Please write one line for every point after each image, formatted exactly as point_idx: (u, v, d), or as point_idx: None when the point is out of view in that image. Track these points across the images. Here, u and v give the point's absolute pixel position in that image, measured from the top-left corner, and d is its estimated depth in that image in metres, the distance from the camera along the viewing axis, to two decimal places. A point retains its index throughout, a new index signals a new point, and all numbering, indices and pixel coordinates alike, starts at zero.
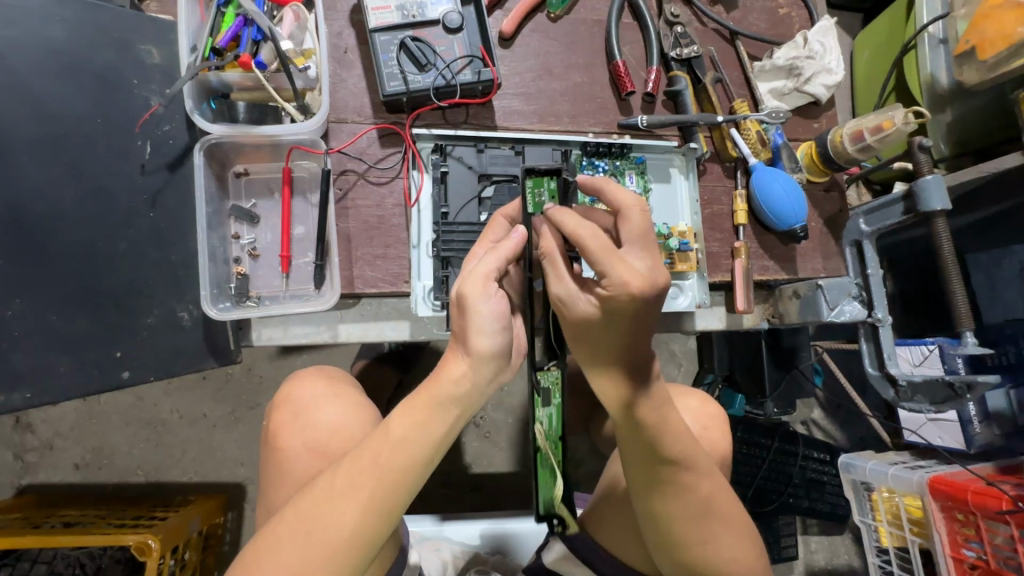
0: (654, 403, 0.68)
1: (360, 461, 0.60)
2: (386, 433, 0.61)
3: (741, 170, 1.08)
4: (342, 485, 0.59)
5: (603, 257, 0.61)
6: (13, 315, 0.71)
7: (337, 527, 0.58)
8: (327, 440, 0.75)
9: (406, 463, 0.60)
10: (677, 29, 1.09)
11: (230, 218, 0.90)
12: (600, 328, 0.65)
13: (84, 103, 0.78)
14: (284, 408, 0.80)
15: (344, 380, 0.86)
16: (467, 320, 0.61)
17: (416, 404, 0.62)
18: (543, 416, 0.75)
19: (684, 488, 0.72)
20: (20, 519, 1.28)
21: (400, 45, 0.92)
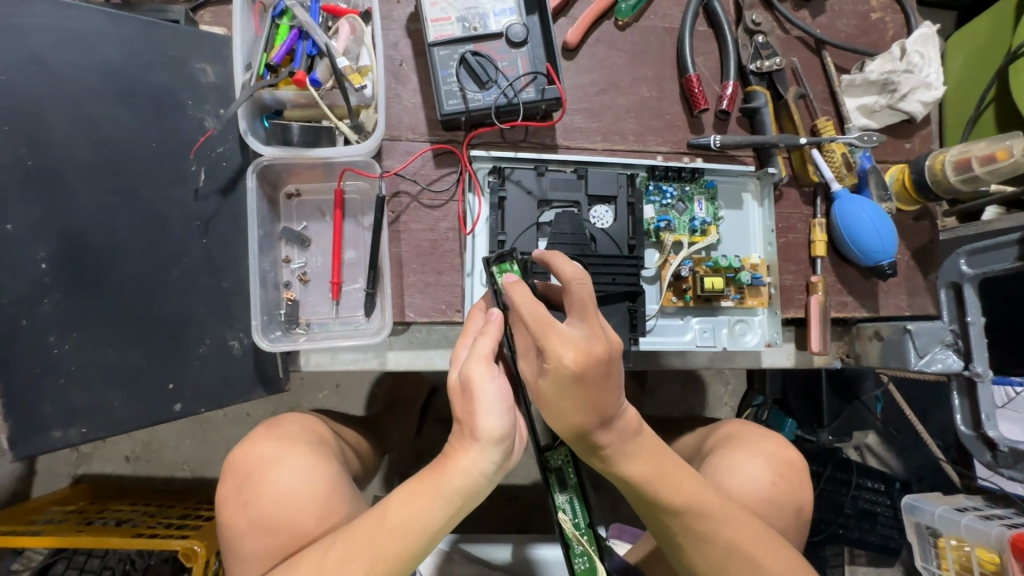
0: (637, 457, 0.66)
1: (351, 541, 0.59)
2: (383, 517, 0.60)
3: (821, 197, 1.00)
4: (332, 567, 0.57)
5: (538, 331, 0.60)
6: (69, 350, 0.71)
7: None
8: (280, 504, 0.70)
9: (402, 546, 0.59)
10: (758, 39, 0.99)
11: (281, 241, 0.87)
12: (563, 403, 0.61)
13: (139, 127, 0.76)
14: (230, 477, 0.75)
15: (303, 432, 0.81)
16: (471, 410, 0.61)
17: (419, 487, 0.62)
18: (564, 502, 0.85)
19: (704, 543, 0.66)
20: (77, 513, 1.34)
21: (460, 60, 0.87)
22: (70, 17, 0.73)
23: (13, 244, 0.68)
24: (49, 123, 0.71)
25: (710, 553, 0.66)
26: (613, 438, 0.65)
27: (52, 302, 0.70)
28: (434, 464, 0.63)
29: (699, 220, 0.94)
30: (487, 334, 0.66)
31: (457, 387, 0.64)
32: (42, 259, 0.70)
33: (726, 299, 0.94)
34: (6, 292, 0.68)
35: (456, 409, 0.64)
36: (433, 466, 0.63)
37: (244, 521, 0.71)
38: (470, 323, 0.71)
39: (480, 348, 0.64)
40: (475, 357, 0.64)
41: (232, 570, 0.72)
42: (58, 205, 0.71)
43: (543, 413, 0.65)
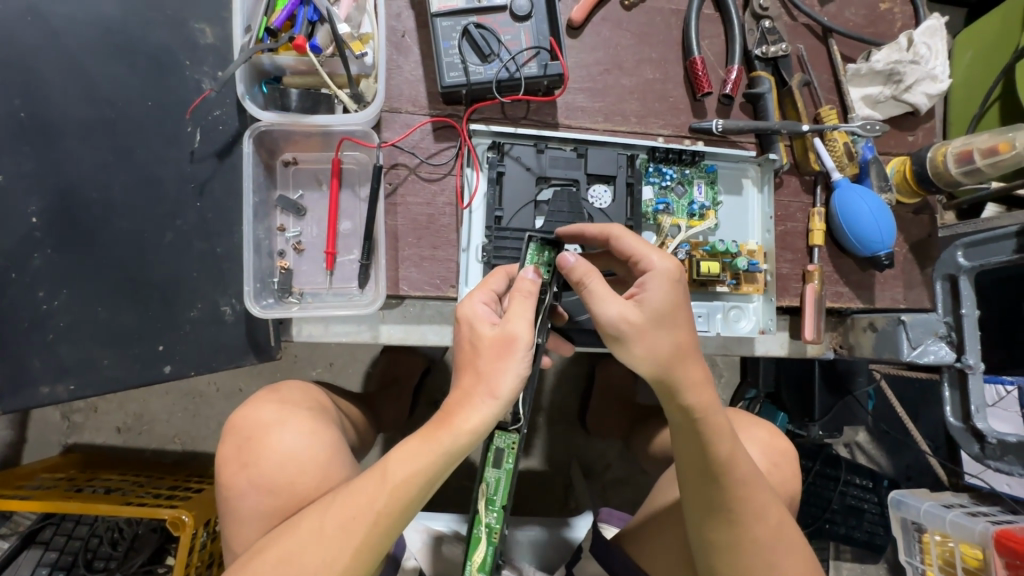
0: (723, 432, 0.67)
1: (353, 501, 0.59)
2: (385, 474, 0.60)
3: (821, 186, 0.99)
4: (335, 527, 0.58)
5: (638, 247, 0.71)
6: (59, 306, 0.71)
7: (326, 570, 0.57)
8: (281, 467, 0.69)
9: (401, 505, 0.59)
10: (765, 24, 0.99)
11: (277, 210, 0.87)
12: (672, 318, 0.66)
13: (136, 86, 0.75)
14: (228, 439, 0.73)
15: (303, 400, 0.80)
16: (499, 365, 0.62)
17: (418, 444, 0.61)
18: (492, 477, 0.70)
19: (757, 517, 0.69)
20: (66, 480, 1.34)
21: (463, 32, 0.86)
22: None
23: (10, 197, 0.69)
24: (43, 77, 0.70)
25: (758, 528, 0.69)
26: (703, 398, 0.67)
27: (41, 257, 0.70)
28: (435, 423, 0.62)
29: (697, 204, 0.95)
30: (525, 289, 0.65)
31: (495, 339, 0.63)
32: (33, 213, 0.70)
33: (721, 284, 0.93)
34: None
35: (480, 359, 0.63)
36: (431, 423, 0.62)
37: (242, 481, 0.70)
38: (489, 283, 0.71)
39: (519, 302, 0.64)
40: (517, 312, 0.64)
41: (229, 531, 0.72)
42: (53, 160, 0.71)
43: (640, 347, 0.65)
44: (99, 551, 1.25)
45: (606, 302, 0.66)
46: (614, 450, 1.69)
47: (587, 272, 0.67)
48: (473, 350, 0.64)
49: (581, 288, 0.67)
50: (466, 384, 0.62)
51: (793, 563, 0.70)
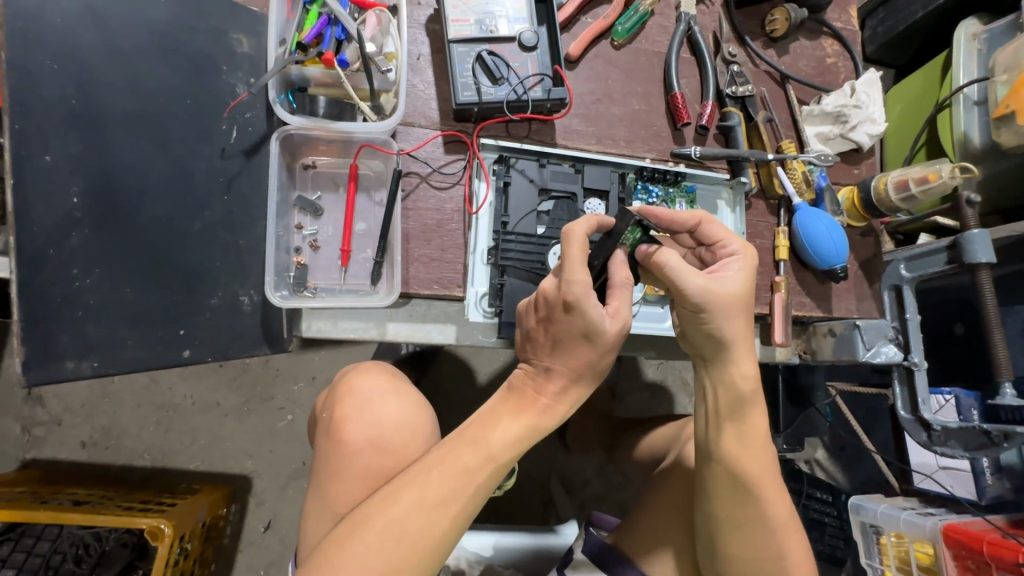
0: (755, 415, 0.75)
1: (456, 473, 0.62)
2: (487, 443, 0.64)
3: (784, 209, 1.13)
4: (437, 497, 0.61)
5: (719, 233, 0.76)
6: (91, 284, 0.73)
7: (425, 535, 0.60)
8: (392, 436, 0.73)
9: (495, 477, 0.64)
10: (733, 67, 1.14)
11: (294, 209, 0.91)
12: (746, 300, 0.71)
13: (176, 86, 0.80)
14: (345, 400, 0.76)
15: (403, 379, 0.84)
16: (604, 355, 0.67)
17: (519, 420, 0.66)
18: None
19: (774, 496, 0.75)
20: (29, 494, 1.28)
21: (477, 57, 0.95)
22: None
23: (45, 179, 0.71)
24: (95, 71, 0.75)
25: (770, 506, 0.74)
26: (750, 380, 0.73)
27: (78, 236, 0.73)
28: (537, 398, 0.67)
29: None
30: (625, 277, 0.70)
31: (615, 332, 0.66)
32: (74, 193, 0.73)
33: None
34: (39, 220, 0.71)
35: (594, 349, 0.66)
36: (523, 401, 0.68)
37: (359, 439, 0.72)
38: (583, 249, 0.65)
39: (622, 295, 0.69)
40: (622, 301, 0.68)
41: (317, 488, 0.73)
42: (94, 146, 0.74)
43: (721, 321, 0.69)
44: (62, 568, 1.18)
45: (692, 276, 0.68)
46: (592, 466, 1.75)
47: (664, 253, 0.70)
48: (592, 339, 0.65)
49: (666, 266, 0.68)
50: (574, 369, 0.67)
51: (793, 542, 0.75)
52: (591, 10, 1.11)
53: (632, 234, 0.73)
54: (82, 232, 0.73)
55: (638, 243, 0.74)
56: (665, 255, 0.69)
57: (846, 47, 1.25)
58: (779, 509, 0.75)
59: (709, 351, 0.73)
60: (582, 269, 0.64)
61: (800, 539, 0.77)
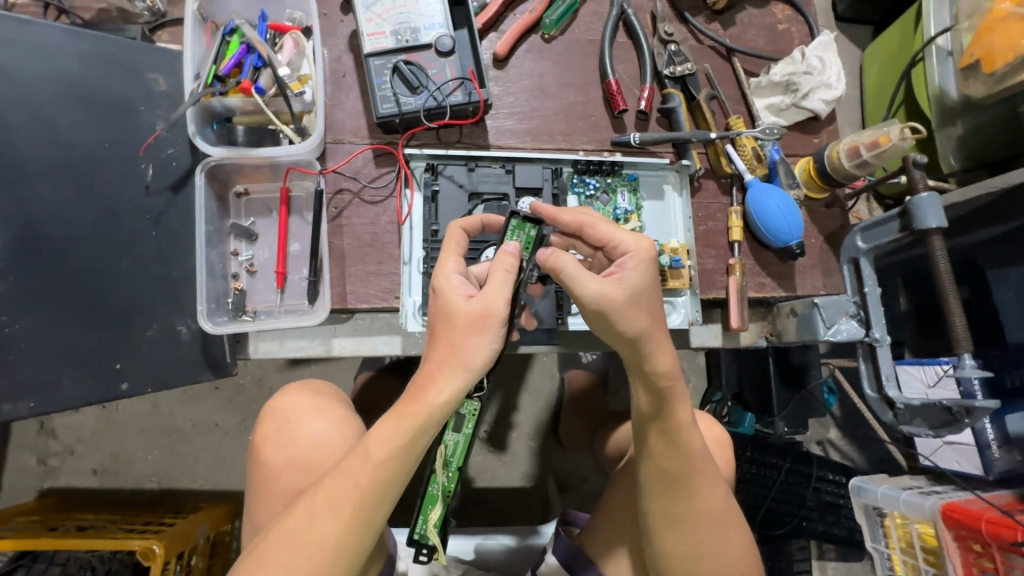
0: (683, 412, 0.74)
1: (343, 483, 0.68)
2: (367, 452, 0.68)
3: (736, 187, 1.08)
4: (327, 507, 0.67)
5: (612, 232, 0.76)
6: (21, 329, 0.75)
7: (320, 543, 0.66)
8: (310, 452, 0.87)
9: (381, 481, 0.68)
10: (671, 47, 1.10)
11: (230, 236, 0.94)
12: (644, 297, 0.71)
13: (94, 130, 0.83)
14: (269, 422, 0.93)
15: (328, 395, 0.99)
16: (471, 341, 0.68)
17: (394, 423, 0.69)
18: (451, 439, 0.84)
19: (708, 489, 0.75)
20: (38, 522, 1.37)
21: (394, 69, 0.95)
22: (30, 32, 0.80)
23: None
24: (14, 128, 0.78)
25: (704, 499, 0.75)
26: (666, 375, 0.73)
27: (5, 284, 0.74)
28: (408, 401, 0.69)
29: (621, 210, 1.04)
30: (508, 264, 0.71)
31: (473, 313, 0.69)
32: None
33: None
34: None
35: (459, 329, 0.69)
36: (407, 404, 0.69)
37: (277, 458, 0.88)
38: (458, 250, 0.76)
39: (496, 279, 0.70)
40: (495, 288, 0.70)
41: (253, 507, 0.88)
42: (19, 196, 0.77)
43: (622, 322, 0.70)
44: None
45: (586, 281, 0.69)
46: (590, 462, 1.75)
47: (561, 258, 0.70)
48: (452, 319, 0.70)
49: (557, 272, 0.70)
50: (443, 358, 0.69)
51: (728, 530, 0.76)
52: (518, 7, 1.09)
53: (528, 230, 0.78)
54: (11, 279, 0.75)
55: (532, 239, 0.78)
56: (562, 259, 0.70)
57: (798, 11, 1.19)
58: (713, 501, 0.75)
59: (622, 352, 0.73)
60: (453, 259, 0.75)
61: (733, 528, 0.77)
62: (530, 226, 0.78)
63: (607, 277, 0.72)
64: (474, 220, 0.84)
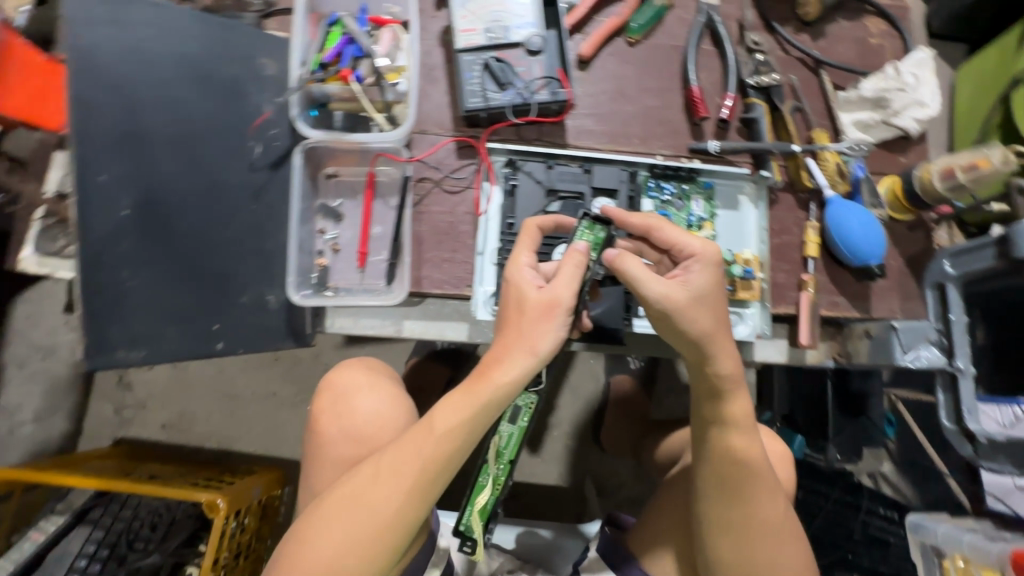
0: (746, 417, 0.75)
1: (406, 452, 0.72)
2: (432, 425, 0.72)
3: (815, 203, 1.06)
4: (390, 474, 0.71)
5: (678, 236, 0.77)
6: (139, 284, 0.82)
7: (383, 507, 0.70)
8: (366, 426, 0.92)
9: (443, 454, 0.71)
10: (757, 56, 1.09)
11: (318, 215, 1.00)
12: (710, 299, 0.72)
13: (208, 107, 0.90)
14: (325, 395, 0.97)
15: (381, 372, 1.04)
16: (540, 327, 0.71)
17: (458, 399, 0.72)
18: (506, 431, 0.88)
19: (765, 498, 0.74)
20: (118, 466, 1.48)
21: (484, 65, 0.98)
22: (162, 15, 0.87)
23: (99, 193, 0.80)
24: (141, 102, 0.84)
25: (763, 510, 0.74)
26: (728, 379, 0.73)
27: (127, 243, 0.81)
28: (473, 378, 0.72)
29: (695, 217, 1.04)
30: (577, 259, 0.74)
31: (541, 301, 0.72)
32: (124, 208, 0.81)
33: None
34: (89, 229, 0.79)
35: (528, 317, 0.72)
36: (473, 382, 0.72)
37: (334, 430, 0.93)
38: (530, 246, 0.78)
39: (566, 271, 0.73)
40: (564, 278, 0.73)
41: (311, 474, 0.93)
42: (141, 163, 0.84)
43: (687, 322, 0.70)
44: (139, 533, 1.35)
45: (652, 282, 0.70)
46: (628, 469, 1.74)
47: (627, 259, 0.71)
48: (522, 309, 0.73)
49: (622, 272, 0.71)
50: (512, 343, 0.72)
51: (784, 544, 0.75)
52: (605, 10, 1.11)
53: (597, 232, 0.78)
54: (136, 240, 0.82)
55: (601, 240, 0.78)
56: (627, 261, 0.71)
57: (893, 25, 1.16)
58: (769, 512, 0.74)
59: (686, 354, 0.74)
60: (524, 252, 0.77)
61: (789, 543, 0.76)
62: (599, 228, 0.78)
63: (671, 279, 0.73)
64: (547, 219, 0.86)
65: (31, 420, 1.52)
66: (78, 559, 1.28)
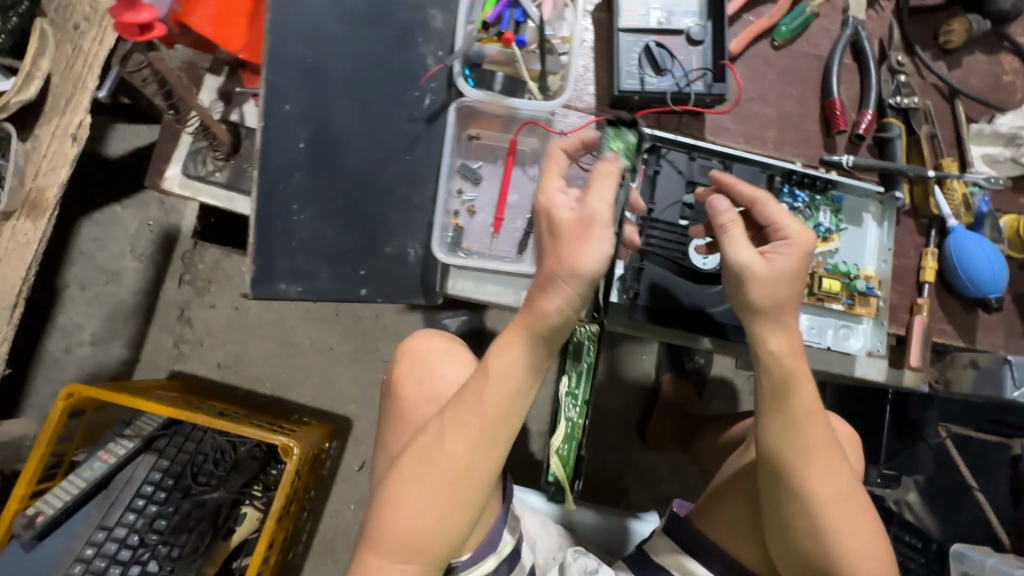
0: (803, 383, 0.73)
1: (472, 400, 0.72)
2: (490, 369, 0.72)
3: (936, 230, 1.07)
4: (461, 424, 0.71)
5: (781, 216, 0.77)
6: (307, 217, 0.88)
7: (460, 455, 0.71)
8: (445, 393, 0.91)
9: (515, 399, 0.72)
10: (901, 78, 1.09)
11: (457, 175, 0.99)
12: (794, 284, 0.73)
13: (381, 50, 0.90)
14: (403, 360, 0.98)
15: (458, 341, 1.03)
16: (579, 246, 0.67)
17: (516, 343, 0.71)
18: None
19: (825, 471, 0.72)
20: (181, 398, 1.47)
21: (644, 48, 0.97)
22: None
23: (286, 123, 0.87)
24: (326, 44, 0.89)
25: (824, 480, 0.72)
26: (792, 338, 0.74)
27: (300, 175, 0.88)
28: (526, 312, 0.71)
29: (824, 227, 1.04)
30: (607, 170, 0.70)
31: (573, 219, 0.68)
32: (302, 140, 0.88)
33: (838, 302, 1.02)
34: (273, 160, 0.87)
35: (562, 238, 0.68)
36: (524, 324, 0.71)
37: (412, 394, 0.93)
38: (556, 167, 0.74)
39: (601, 186, 0.68)
40: (596, 194, 0.68)
41: (388, 437, 0.94)
42: (319, 98, 0.89)
43: (754, 292, 0.73)
44: (203, 467, 1.34)
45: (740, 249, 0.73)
46: (668, 465, 1.77)
47: (733, 221, 0.75)
48: (555, 232, 0.69)
49: (722, 232, 0.75)
50: (554, 268, 0.68)
51: (854, 517, 0.73)
52: (755, 10, 1.11)
53: (623, 136, 0.90)
54: (304, 174, 0.88)
55: (629, 144, 0.90)
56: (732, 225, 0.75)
57: None
58: (834, 488, 0.72)
59: (744, 320, 0.75)
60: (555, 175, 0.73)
61: (859, 515, 0.73)
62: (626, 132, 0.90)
63: (761, 253, 0.76)
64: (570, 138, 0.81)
65: (89, 342, 1.62)
66: (145, 484, 1.28)
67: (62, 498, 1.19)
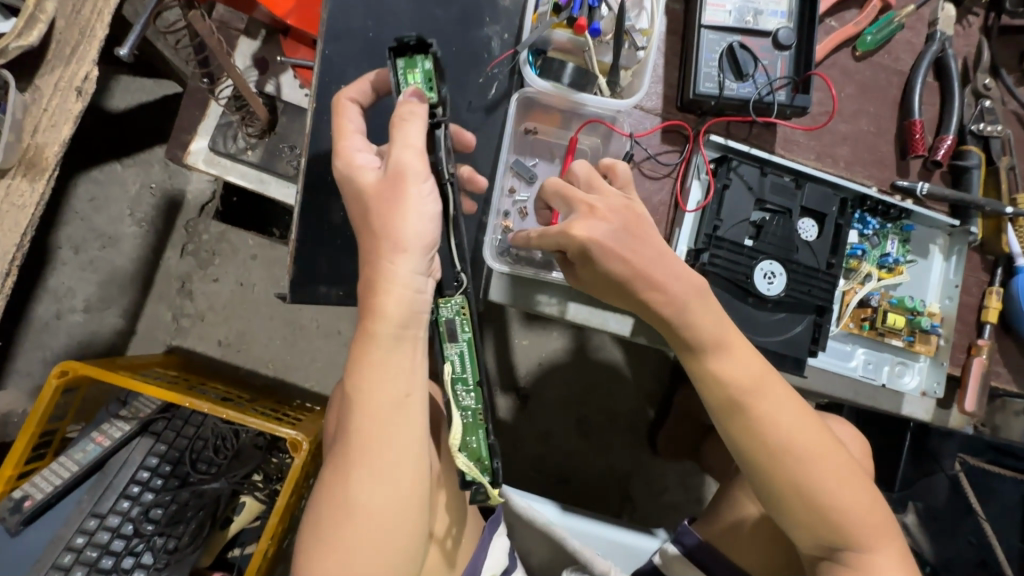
0: (739, 356, 0.72)
1: (369, 439, 0.62)
2: (364, 397, 0.62)
3: (1001, 268, 1.02)
4: (364, 470, 0.62)
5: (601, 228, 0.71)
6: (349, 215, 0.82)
7: (383, 498, 0.62)
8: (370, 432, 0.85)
9: (405, 411, 0.64)
10: (984, 103, 1.03)
11: (510, 173, 0.92)
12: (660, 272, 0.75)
13: (449, 32, 0.88)
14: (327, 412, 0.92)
15: None
16: (394, 212, 0.62)
17: (378, 362, 0.62)
18: (454, 354, 0.72)
19: (815, 462, 0.70)
20: (180, 378, 1.38)
21: (727, 48, 0.91)
22: None
23: (341, 103, 0.83)
24: (389, 23, 0.85)
25: (806, 458, 0.70)
26: (671, 305, 0.71)
27: None
28: (364, 320, 0.63)
29: (891, 258, 0.99)
30: (410, 111, 0.64)
31: (376, 185, 0.64)
32: None
33: (898, 338, 0.98)
34: (326, 145, 0.82)
35: (372, 206, 0.64)
36: (366, 340, 0.63)
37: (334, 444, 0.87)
38: (354, 130, 0.70)
39: (403, 131, 0.63)
40: (397, 145, 0.63)
41: None
42: (379, 76, 0.84)
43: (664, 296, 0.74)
44: (202, 454, 1.26)
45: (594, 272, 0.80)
46: (675, 475, 1.63)
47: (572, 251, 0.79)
48: (361, 197, 0.65)
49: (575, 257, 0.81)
50: (381, 232, 0.63)
51: (838, 493, 0.70)
52: (838, 15, 1.02)
53: (419, 66, 0.71)
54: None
55: (425, 73, 0.71)
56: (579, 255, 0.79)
57: None
58: (832, 481, 0.70)
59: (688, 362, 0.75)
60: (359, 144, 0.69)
61: (850, 487, 0.71)
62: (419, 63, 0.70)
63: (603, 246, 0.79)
64: (364, 83, 0.77)
65: (82, 309, 1.49)
66: (140, 470, 1.19)
67: (52, 481, 1.12)
